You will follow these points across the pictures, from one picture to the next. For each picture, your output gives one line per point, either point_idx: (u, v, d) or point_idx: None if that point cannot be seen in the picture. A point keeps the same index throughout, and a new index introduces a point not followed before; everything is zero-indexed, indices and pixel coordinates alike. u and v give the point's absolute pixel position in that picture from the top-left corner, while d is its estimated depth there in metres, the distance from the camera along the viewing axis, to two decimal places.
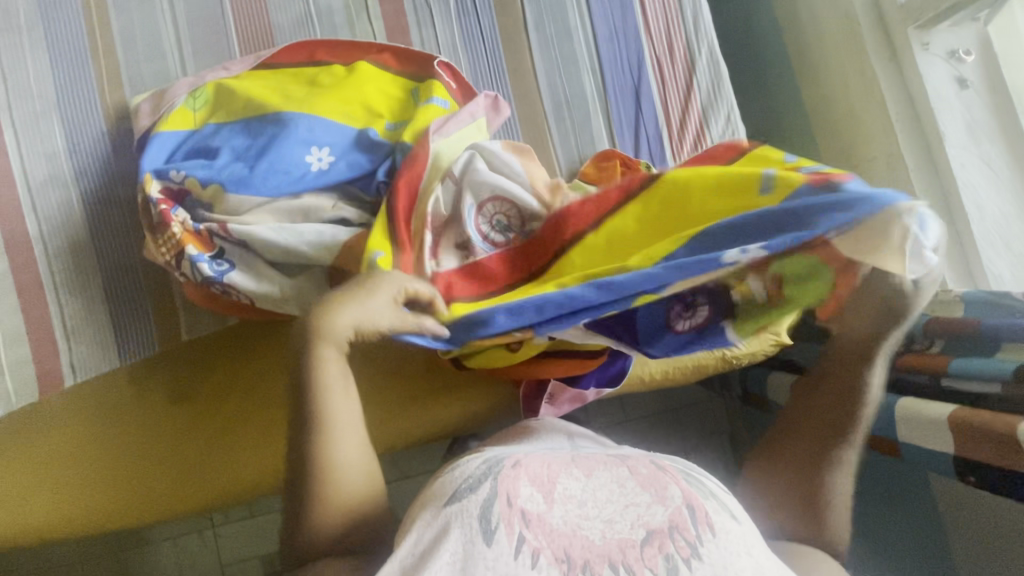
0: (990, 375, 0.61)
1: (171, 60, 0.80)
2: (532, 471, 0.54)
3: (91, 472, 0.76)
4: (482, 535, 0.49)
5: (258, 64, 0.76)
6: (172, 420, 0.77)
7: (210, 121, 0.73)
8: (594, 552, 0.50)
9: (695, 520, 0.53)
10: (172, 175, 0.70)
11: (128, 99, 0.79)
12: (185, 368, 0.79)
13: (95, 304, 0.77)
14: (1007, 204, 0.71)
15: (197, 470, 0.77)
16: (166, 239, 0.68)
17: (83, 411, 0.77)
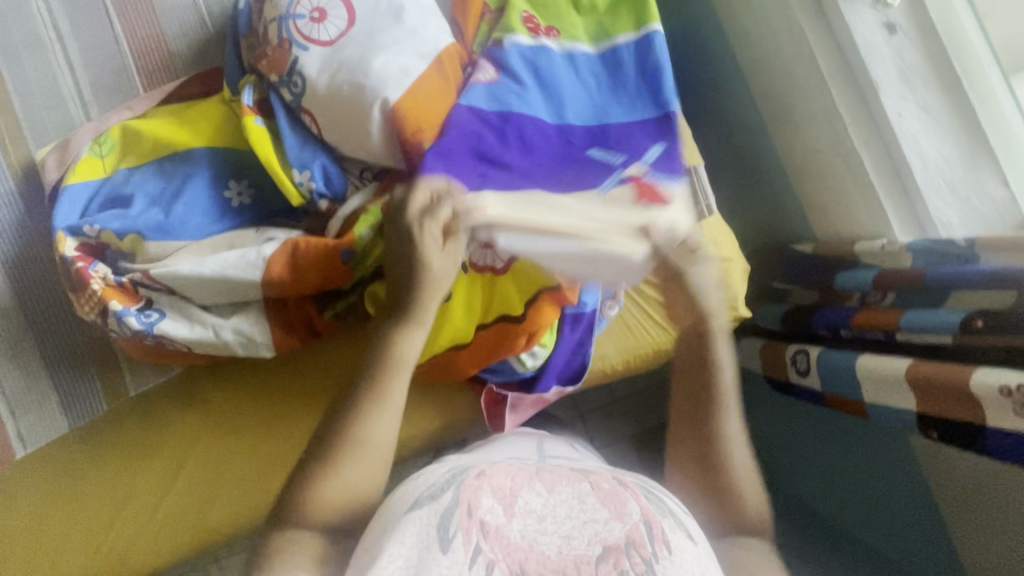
0: (940, 325, 0.59)
1: (73, 105, 0.76)
2: (494, 483, 0.53)
3: (79, 522, 0.74)
4: (438, 544, 0.48)
5: (162, 100, 0.72)
6: (156, 462, 0.75)
7: (119, 166, 0.69)
8: (550, 566, 0.47)
9: (651, 535, 0.50)
10: (85, 229, 0.66)
11: (33, 152, 0.75)
12: (144, 421, 0.76)
13: (34, 371, 0.74)
14: (948, 148, 0.68)
15: (167, 527, 0.75)
16: (87, 296, 0.64)
17: (60, 461, 0.74)
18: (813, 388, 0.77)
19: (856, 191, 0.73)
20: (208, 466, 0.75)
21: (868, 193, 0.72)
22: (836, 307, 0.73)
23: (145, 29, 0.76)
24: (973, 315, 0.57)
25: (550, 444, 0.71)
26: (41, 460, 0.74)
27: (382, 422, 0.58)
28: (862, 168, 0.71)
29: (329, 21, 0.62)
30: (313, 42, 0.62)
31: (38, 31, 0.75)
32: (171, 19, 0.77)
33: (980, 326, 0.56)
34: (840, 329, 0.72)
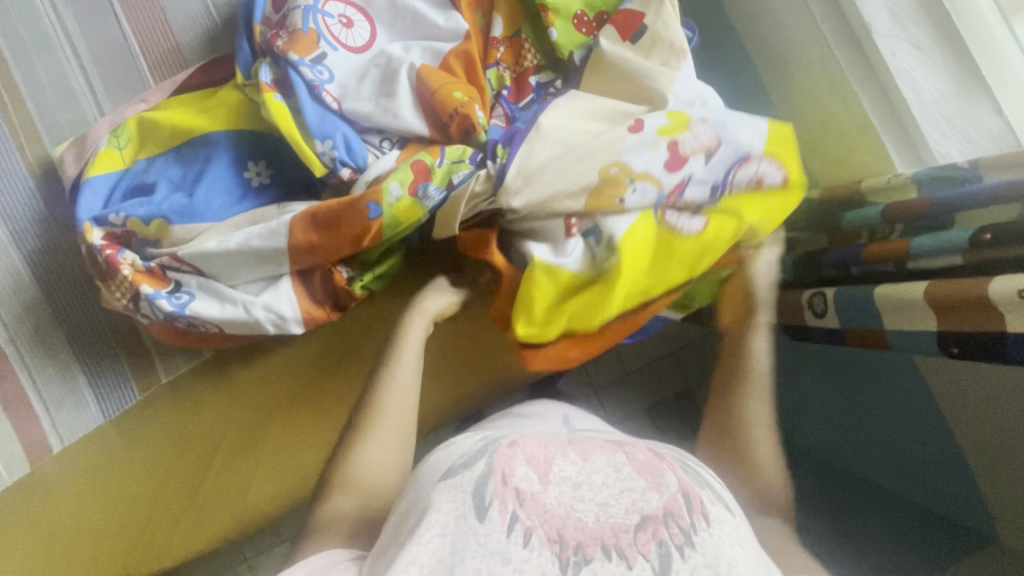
0: (952, 243, 0.61)
1: (86, 101, 0.77)
2: (528, 451, 0.54)
3: (118, 516, 0.75)
4: (476, 511, 0.47)
5: (175, 89, 0.74)
6: (188, 449, 0.76)
7: (139, 157, 0.70)
8: (588, 534, 0.47)
9: (690, 507, 0.49)
10: (111, 219, 0.67)
11: (50, 150, 0.76)
12: (175, 408, 0.77)
13: (66, 367, 0.75)
14: (943, 83, 0.71)
15: (207, 510, 0.76)
16: (118, 283, 0.66)
17: (96, 456, 0.75)
18: (830, 327, 0.79)
19: (857, 133, 0.76)
20: (241, 449, 0.77)
21: (869, 132, 0.74)
22: (846, 245, 0.75)
23: (152, 24, 0.78)
24: (980, 229, 0.60)
25: (574, 415, 0.72)
26: (78, 455, 0.75)
27: (399, 395, 0.64)
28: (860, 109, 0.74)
29: (357, 26, 0.70)
30: (345, 45, 0.69)
31: (48, 31, 0.76)
32: (177, 12, 0.78)
33: (988, 239, 0.59)
34: (851, 266, 0.74)
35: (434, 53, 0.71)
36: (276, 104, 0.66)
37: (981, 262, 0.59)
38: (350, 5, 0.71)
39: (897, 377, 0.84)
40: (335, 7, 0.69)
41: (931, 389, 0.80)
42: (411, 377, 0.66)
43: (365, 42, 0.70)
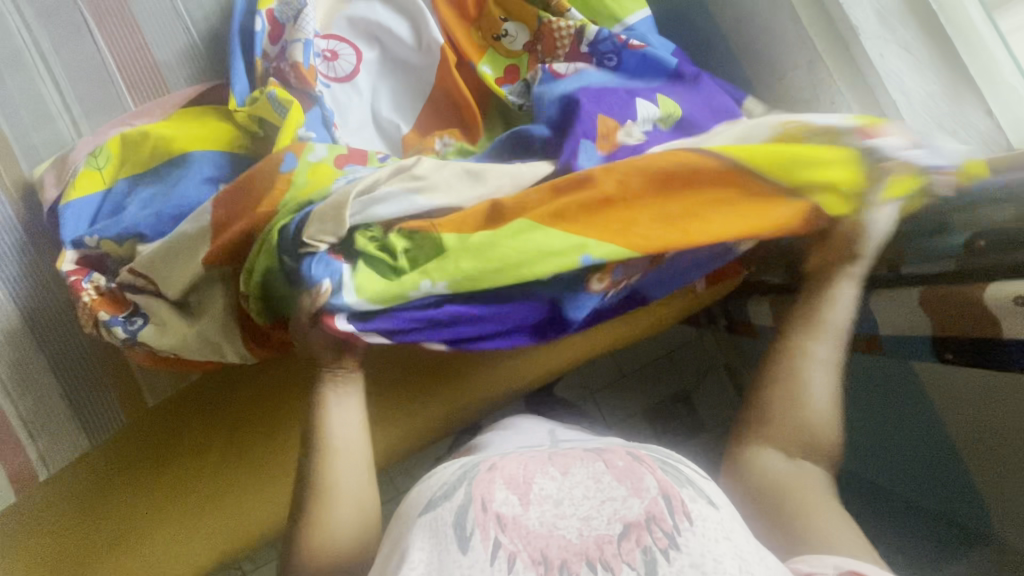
0: (944, 251, 0.61)
1: (63, 121, 0.75)
2: (506, 473, 0.52)
3: (86, 555, 0.71)
4: (457, 543, 0.47)
5: (156, 110, 0.73)
6: (163, 483, 0.74)
7: (118, 178, 0.69)
8: (572, 550, 0.46)
9: (673, 508, 0.48)
10: (86, 241, 0.66)
11: (27, 172, 0.74)
12: (149, 443, 0.74)
13: (50, 394, 0.74)
14: (932, 83, 0.70)
15: (183, 546, 0.73)
16: (80, 308, 0.65)
17: (64, 493, 0.72)
18: None
19: None
20: (217, 481, 0.74)
21: None
22: None
23: (130, 41, 0.76)
24: (972, 236, 0.58)
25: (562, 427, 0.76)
26: (53, 501, 0.72)
27: (343, 462, 0.60)
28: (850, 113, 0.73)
29: (341, 58, 0.74)
30: (334, 78, 0.73)
31: (20, 51, 0.74)
32: (154, 28, 0.76)
33: (981, 246, 0.58)
34: None
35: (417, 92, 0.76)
36: (278, 96, 0.66)
37: (973, 267, 0.59)
38: (335, 38, 0.74)
39: (889, 379, 0.84)
40: (318, 42, 0.73)
41: (925, 392, 0.79)
42: (359, 446, 0.62)
43: (352, 73, 0.74)
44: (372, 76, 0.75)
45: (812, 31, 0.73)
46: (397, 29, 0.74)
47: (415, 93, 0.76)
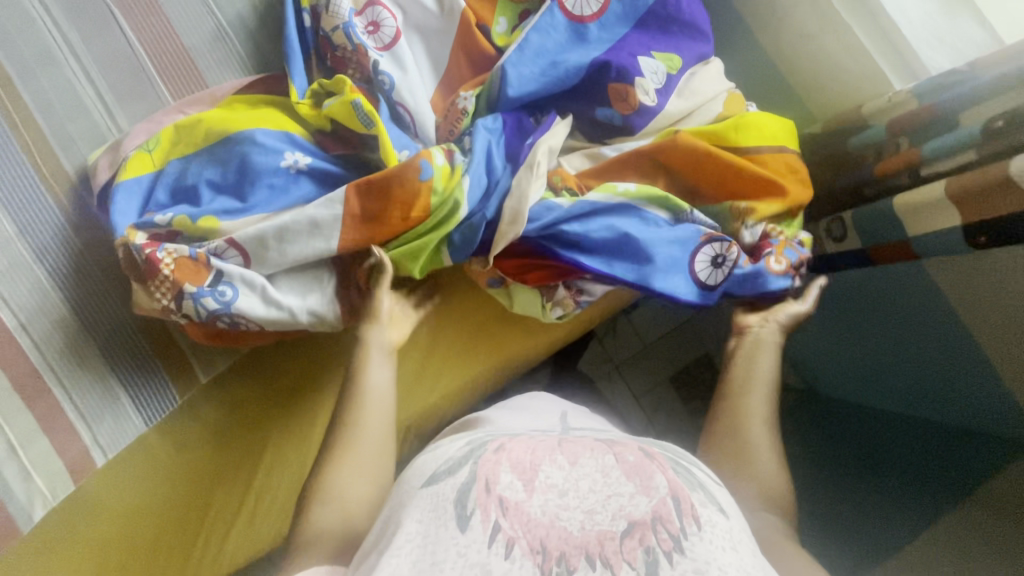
0: (964, 140, 0.65)
1: (97, 111, 0.77)
2: (513, 457, 0.48)
3: (139, 539, 0.73)
4: (457, 522, 0.44)
5: (204, 98, 0.75)
6: (207, 465, 0.75)
7: (171, 162, 0.71)
8: (571, 543, 0.43)
9: (681, 511, 0.45)
10: (156, 221, 0.68)
11: (63, 163, 0.75)
12: (194, 427, 0.75)
13: (103, 380, 0.74)
14: (927, 3, 0.75)
15: (231, 524, 0.74)
16: (159, 282, 0.65)
17: (113, 481, 0.73)
18: (854, 252, 0.81)
19: (852, 61, 0.78)
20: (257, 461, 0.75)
21: (863, 58, 0.77)
22: (857, 169, 0.79)
23: (159, 30, 0.78)
24: (992, 119, 0.63)
25: (574, 413, 0.69)
26: (86, 505, 0.72)
27: (371, 410, 0.62)
28: (853, 37, 0.77)
29: (384, 27, 0.76)
30: (382, 47, 0.75)
31: (51, 46, 0.76)
32: (183, 16, 0.79)
33: (1001, 126, 0.62)
34: (866, 187, 0.78)
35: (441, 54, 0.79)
36: (365, 106, 0.68)
37: (996, 151, 0.63)
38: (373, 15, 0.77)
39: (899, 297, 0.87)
40: (358, 20, 0.75)
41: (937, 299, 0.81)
42: (386, 395, 0.64)
43: (390, 39, 0.75)
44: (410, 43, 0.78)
45: None
46: None
47: (438, 57, 0.79)
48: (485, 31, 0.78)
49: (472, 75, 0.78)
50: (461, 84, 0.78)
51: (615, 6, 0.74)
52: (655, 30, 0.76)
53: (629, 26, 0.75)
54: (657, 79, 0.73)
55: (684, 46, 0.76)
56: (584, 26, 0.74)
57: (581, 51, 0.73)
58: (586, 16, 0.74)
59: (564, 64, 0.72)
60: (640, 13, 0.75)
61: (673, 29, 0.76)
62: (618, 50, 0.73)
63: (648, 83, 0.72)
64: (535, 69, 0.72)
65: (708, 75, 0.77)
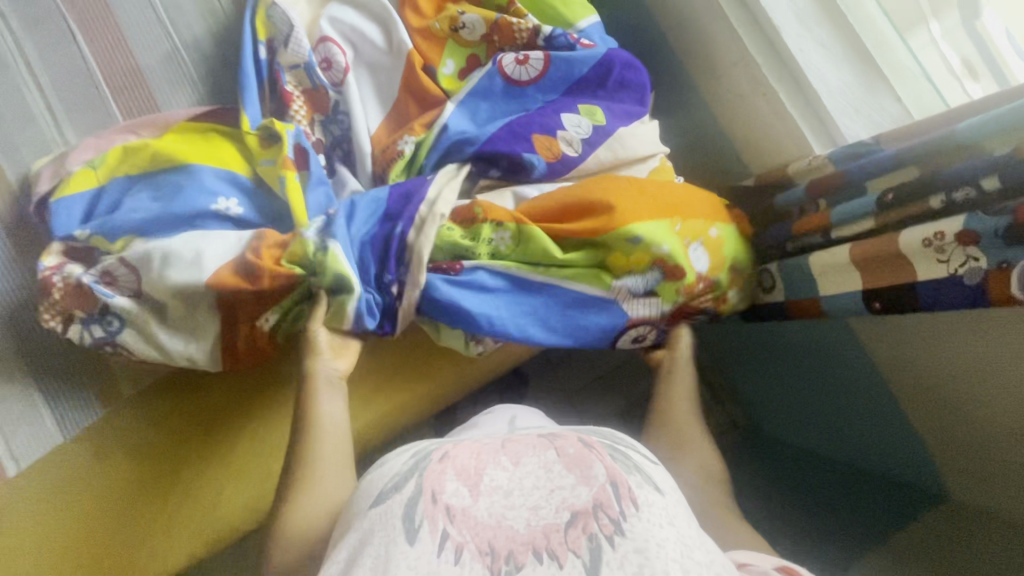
0: (863, 209, 0.69)
1: (45, 121, 0.78)
2: (459, 463, 0.48)
3: (49, 564, 0.71)
4: (405, 535, 0.43)
5: (156, 120, 0.76)
6: (128, 487, 0.74)
7: (112, 180, 0.71)
8: (519, 541, 0.43)
9: (619, 495, 0.46)
10: (78, 235, 0.69)
11: (4, 171, 0.76)
12: (117, 446, 0.75)
13: (25, 390, 0.74)
14: (847, 75, 0.79)
15: (152, 549, 0.73)
16: (49, 304, 0.67)
17: (26, 498, 0.72)
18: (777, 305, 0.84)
19: (779, 123, 0.83)
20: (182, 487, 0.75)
21: (789, 121, 0.82)
22: (783, 223, 0.82)
23: (113, 47, 0.80)
24: (884, 193, 0.67)
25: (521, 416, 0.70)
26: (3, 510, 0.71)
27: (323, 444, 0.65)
28: (779, 100, 0.81)
29: (336, 65, 0.79)
30: (333, 84, 0.79)
31: (3, 56, 0.77)
32: (138, 35, 0.81)
33: (892, 200, 0.66)
34: (786, 242, 0.82)
35: (390, 90, 0.82)
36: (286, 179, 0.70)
37: (893, 221, 0.66)
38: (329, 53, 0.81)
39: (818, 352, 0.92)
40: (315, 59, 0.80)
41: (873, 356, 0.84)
42: (342, 430, 0.67)
43: (342, 75, 0.79)
44: (360, 78, 0.81)
45: (741, 31, 0.82)
46: (369, 30, 0.81)
47: (386, 94, 0.82)
48: (432, 72, 0.81)
49: (416, 114, 0.81)
50: (404, 122, 0.81)
51: (550, 70, 0.79)
52: (591, 86, 0.81)
53: (562, 89, 0.80)
54: (584, 133, 0.77)
55: (616, 104, 0.80)
56: (518, 85, 0.79)
57: (511, 112, 0.79)
58: (520, 76, 0.79)
59: (493, 123, 0.78)
60: (573, 76, 0.80)
61: (607, 90, 0.80)
62: (549, 111, 0.78)
63: (573, 138, 0.77)
64: (466, 124, 0.78)
65: (642, 130, 0.81)
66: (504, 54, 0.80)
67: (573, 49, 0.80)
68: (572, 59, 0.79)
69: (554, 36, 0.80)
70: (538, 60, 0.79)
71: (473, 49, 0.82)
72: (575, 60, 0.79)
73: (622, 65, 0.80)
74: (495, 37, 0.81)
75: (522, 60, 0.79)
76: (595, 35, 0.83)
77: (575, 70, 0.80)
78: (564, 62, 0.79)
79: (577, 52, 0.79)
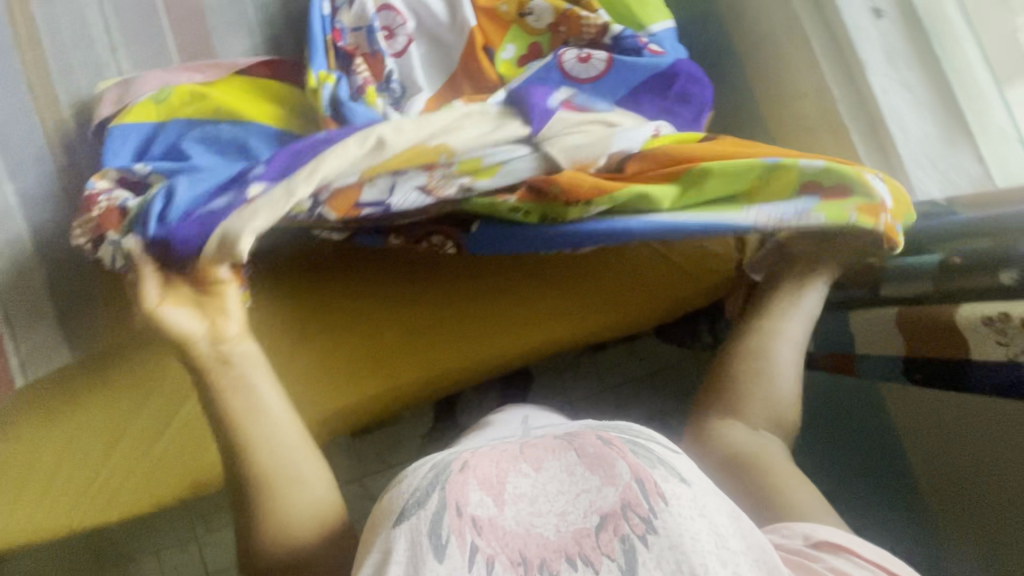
0: (922, 271, 0.63)
1: (101, 45, 0.78)
2: (480, 472, 0.45)
3: (38, 482, 0.72)
4: (433, 551, 0.41)
5: (219, 66, 0.78)
6: (121, 420, 0.74)
7: (171, 117, 0.73)
8: (551, 548, 0.41)
9: (646, 491, 0.42)
10: (133, 168, 0.69)
11: (57, 89, 0.77)
12: (114, 377, 0.75)
13: (45, 306, 0.75)
14: (929, 124, 0.74)
15: (133, 486, 0.73)
16: (86, 220, 0.66)
17: (27, 412, 0.74)
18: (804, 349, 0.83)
19: (845, 164, 0.78)
20: (171, 431, 0.74)
21: (856, 164, 0.76)
22: None
23: None
24: (949, 255, 0.60)
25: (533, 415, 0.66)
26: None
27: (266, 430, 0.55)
28: (850, 140, 0.76)
29: (398, 36, 0.78)
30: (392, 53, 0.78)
31: None
32: None
33: (957, 263, 0.59)
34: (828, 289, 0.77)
35: (444, 67, 0.79)
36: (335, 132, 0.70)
37: (949, 292, 0.61)
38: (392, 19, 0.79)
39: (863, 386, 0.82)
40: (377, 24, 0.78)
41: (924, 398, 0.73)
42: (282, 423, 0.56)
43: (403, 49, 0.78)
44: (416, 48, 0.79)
45: (822, 61, 0.77)
46: (434, 3, 0.79)
47: (440, 69, 0.79)
48: (490, 55, 0.79)
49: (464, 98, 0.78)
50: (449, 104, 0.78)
51: (609, 74, 0.76)
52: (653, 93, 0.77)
53: (618, 96, 0.76)
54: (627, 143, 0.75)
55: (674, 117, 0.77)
56: (574, 84, 0.75)
57: None
58: (578, 76, 0.76)
59: None
60: (632, 84, 0.76)
61: (666, 103, 0.77)
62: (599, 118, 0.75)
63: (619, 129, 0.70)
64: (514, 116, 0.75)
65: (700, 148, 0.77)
66: (564, 49, 0.76)
67: (638, 55, 0.76)
68: (636, 64, 0.75)
69: (620, 39, 0.77)
70: (600, 61, 0.76)
71: (535, 38, 0.79)
72: (638, 66, 0.75)
73: (688, 75, 0.77)
74: (561, 27, 0.78)
75: (581, 60, 0.76)
76: (666, 40, 0.78)
77: (637, 78, 0.76)
78: (626, 67, 0.76)
79: (643, 58, 0.76)
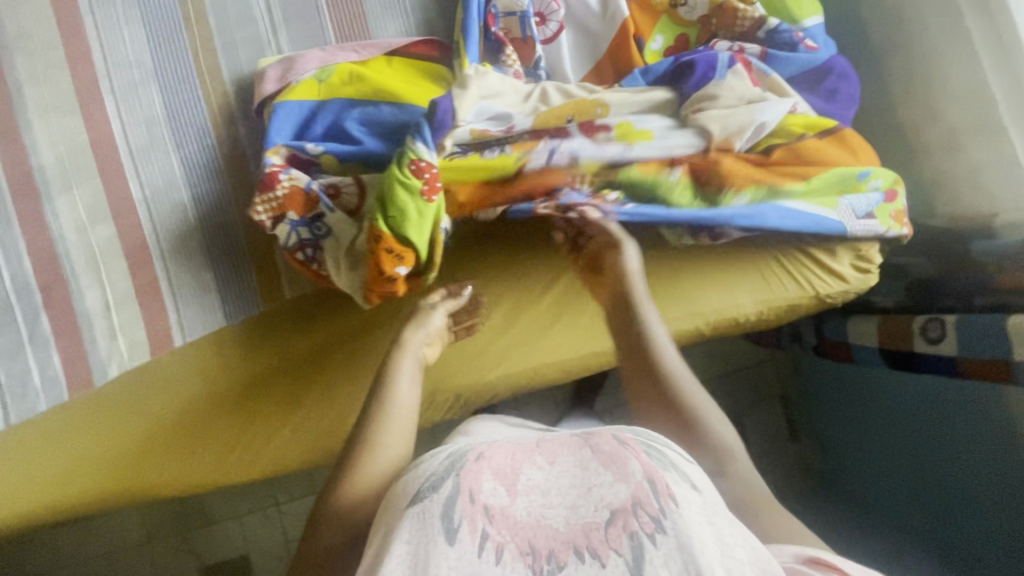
0: None
1: (263, 24, 0.81)
2: (495, 462, 0.39)
3: (187, 439, 0.77)
4: (443, 535, 0.35)
5: (373, 47, 0.79)
6: (267, 387, 0.78)
7: (332, 97, 0.76)
8: (560, 540, 0.35)
9: (657, 489, 0.36)
10: (307, 148, 0.73)
11: (220, 64, 0.81)
12: (260, 345, 0.79)
13: (199, 271, 0.78)
14: None
15: (271, 448, 0.77)
16: (267, 198, 0.70)
17: (176, 373, 0.78)
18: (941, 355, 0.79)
19: (997, 168, 0.77)
20: (312, 400, 0.78)
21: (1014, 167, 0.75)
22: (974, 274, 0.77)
23: None
24: None
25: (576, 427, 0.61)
26: (153, 377, 0.77)
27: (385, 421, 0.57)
28: (1010, 142, 0.75)
29: (549, 22, 0.79)
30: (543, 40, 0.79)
31: None
32: None
33: None
34: (977, 296, 0.76)
35: (592, 55, 0.80)
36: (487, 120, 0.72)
37: None
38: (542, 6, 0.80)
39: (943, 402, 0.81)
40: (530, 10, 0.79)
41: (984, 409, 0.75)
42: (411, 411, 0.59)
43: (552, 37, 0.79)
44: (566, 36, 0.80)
45: (985, 61, 0.76)
46: None
47: (588, 57, 0.80)
48: (640, 45, 0.79)
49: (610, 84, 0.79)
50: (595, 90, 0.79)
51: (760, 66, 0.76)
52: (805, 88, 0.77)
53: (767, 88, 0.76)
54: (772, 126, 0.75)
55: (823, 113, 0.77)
56: None
57: None
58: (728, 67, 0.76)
59: None
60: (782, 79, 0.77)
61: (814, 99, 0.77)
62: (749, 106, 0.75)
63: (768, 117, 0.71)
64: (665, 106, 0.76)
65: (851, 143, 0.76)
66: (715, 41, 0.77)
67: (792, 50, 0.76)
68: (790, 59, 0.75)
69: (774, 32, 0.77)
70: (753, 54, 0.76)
71: (685, 29, 0.79)
72: (791, 61, 0.76)
73: (841, 71, 0.76)
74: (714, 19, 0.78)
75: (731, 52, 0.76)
76: (819, 35, 0.78)
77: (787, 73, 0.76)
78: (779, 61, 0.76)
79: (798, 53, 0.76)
